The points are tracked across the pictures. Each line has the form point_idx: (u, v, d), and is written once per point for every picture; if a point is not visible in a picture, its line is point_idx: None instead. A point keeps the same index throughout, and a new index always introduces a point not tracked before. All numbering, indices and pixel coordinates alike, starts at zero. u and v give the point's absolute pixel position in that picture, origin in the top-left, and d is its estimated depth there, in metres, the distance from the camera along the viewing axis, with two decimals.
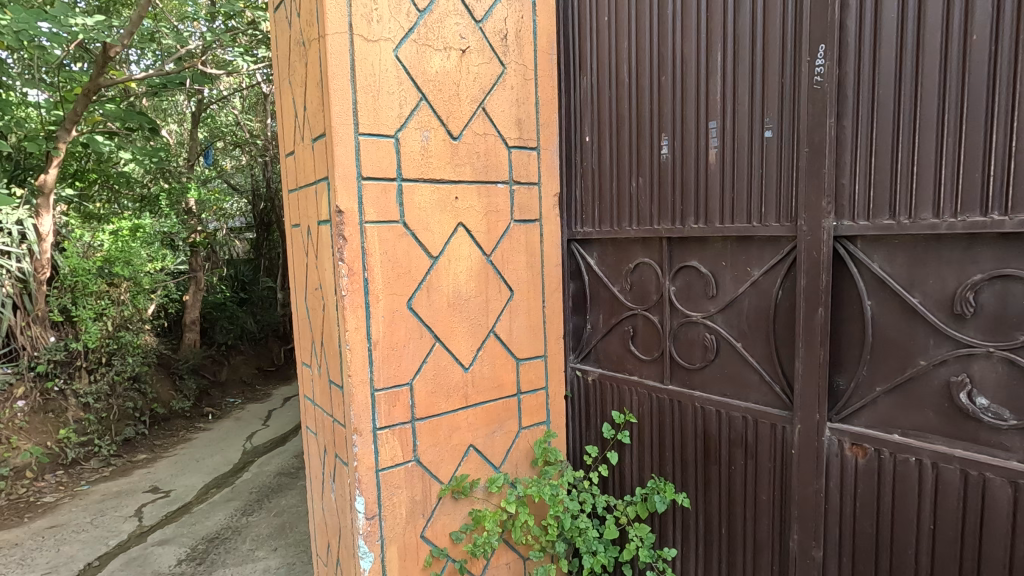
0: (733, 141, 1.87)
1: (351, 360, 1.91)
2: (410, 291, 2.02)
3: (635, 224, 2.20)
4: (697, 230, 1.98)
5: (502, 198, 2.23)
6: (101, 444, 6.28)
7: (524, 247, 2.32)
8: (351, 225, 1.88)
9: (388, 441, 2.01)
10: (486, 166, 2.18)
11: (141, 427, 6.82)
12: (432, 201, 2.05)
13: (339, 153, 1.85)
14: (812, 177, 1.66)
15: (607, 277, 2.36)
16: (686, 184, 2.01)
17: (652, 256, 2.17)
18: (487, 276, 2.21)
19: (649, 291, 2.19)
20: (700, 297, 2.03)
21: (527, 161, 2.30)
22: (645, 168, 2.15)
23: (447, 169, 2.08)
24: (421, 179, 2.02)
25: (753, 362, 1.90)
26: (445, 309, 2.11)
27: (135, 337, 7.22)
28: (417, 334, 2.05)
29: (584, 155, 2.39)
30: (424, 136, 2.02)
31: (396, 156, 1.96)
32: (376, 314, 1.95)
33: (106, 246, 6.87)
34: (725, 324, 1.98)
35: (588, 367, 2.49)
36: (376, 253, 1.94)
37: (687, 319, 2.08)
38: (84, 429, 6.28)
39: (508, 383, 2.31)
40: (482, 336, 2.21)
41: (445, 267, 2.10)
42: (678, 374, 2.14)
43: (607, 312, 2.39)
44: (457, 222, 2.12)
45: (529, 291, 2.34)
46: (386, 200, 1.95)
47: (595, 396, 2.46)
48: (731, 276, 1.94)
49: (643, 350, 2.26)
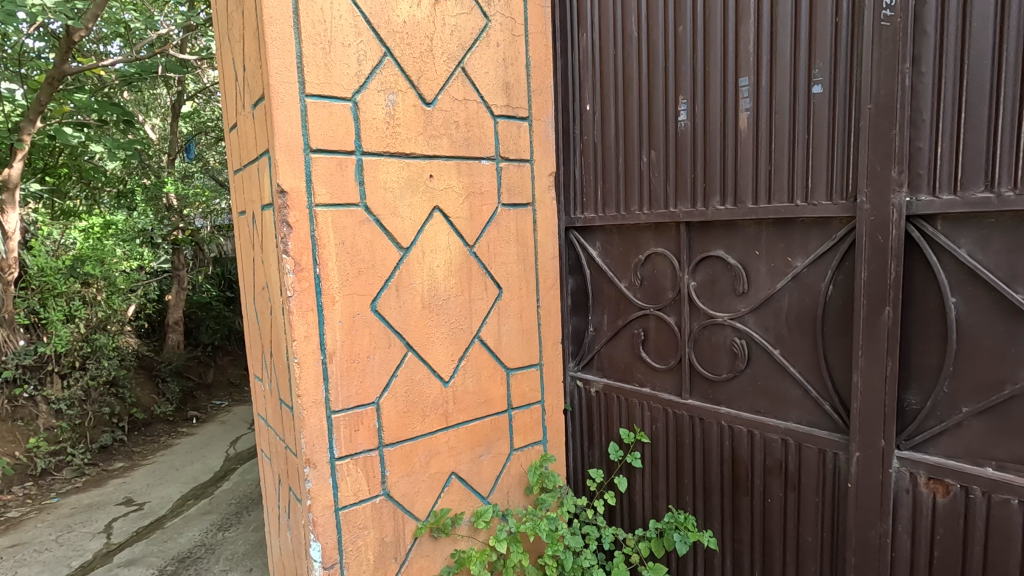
0: (770, 101, 1.51)
1: (300, 377, 1.55)
2: (375, 291, 1.66)
3: (647, 208, 1.84)
4: (724, 213, 1.63)
5: (487, 177, 1.87)
6: (74, 453, 5.88)
7: (515, 236, 1.96)
8: (298, 210, 1.52)
9: (349, 473, 1.65)
10: (467, 139, 1.81)
11: (119, 433, 6.41)
12: (401, 179, 1.68)
13: (279, 120, 1.47)
14: (877, 140, 1.30)
15: (612, 271, 2.01)
16: (710, 157, 1.65)
17: (667, 245, 1.81)
18: (470, 271, 1.85)
19: (664, 287, 1.84)
20: (727, 294, 1.68)
21: (516, 134, 1.93)
22: (658, 140, 1.79)
23: (419, 142, 1.71)
24: (386, 152, 1.65)
25: (795, 374, 1.55)
26: (419, 312, 1.75)
27: (112, 339, 6.80)
28: (385, 342, 1.68)
29: (585, 127, 2.03)
30: (389, 99, 1.65)
31: (354, 124, 1.59)
32: (332, 320, 1.59)
33: (78, 245, 6.57)
34: (758, 327, 1.63)
35: (591, 376, 2.13)
36: (331, 243, 1.57)
37: (710, 320, 1.72)
38: (56, 437, 5.88)
39: (497, 398, 1.95)
40: (465, 343, 1.85)
41: (418, 261, 1.74)
42: (700, 387, 1.79)
43: (613, 312, 2.04)
44: (432, 206, 1.75)
45: (521, 288, 1.98)
46: (342, 178, 1.58)
47: (600, 411, 2.10)
48: (767, 268, 1.59)
49: (657, 357, 1.90)
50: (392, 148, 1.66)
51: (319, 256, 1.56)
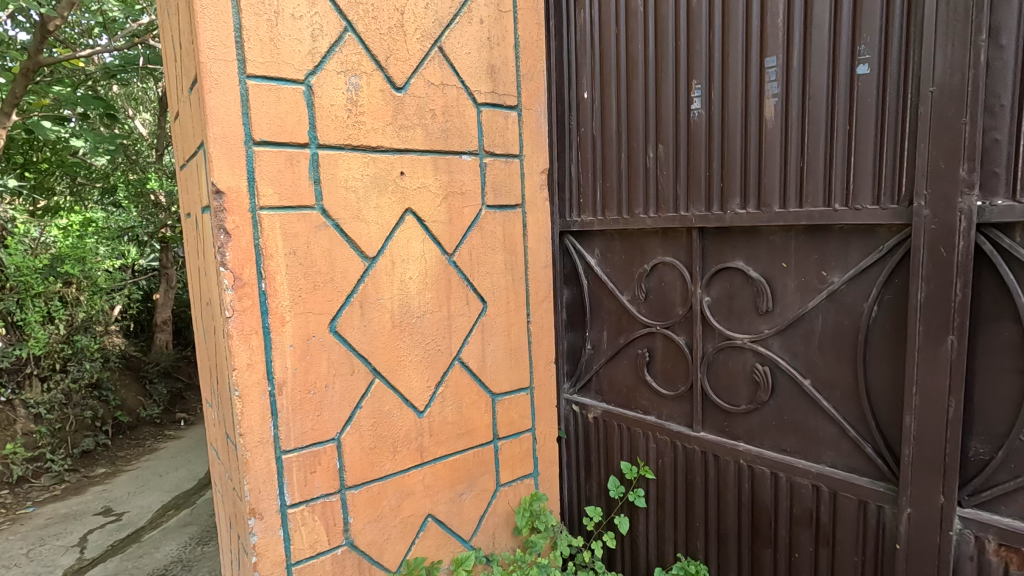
0: (803, 85, 1.26)
1: (242, 413, 1.30)
2: (335, 308, 1.41)
3: (653, 211, 1.59)
4: (745, 218, 1.38)
5: (469, 175, 1.62)
6: (54, 459, 5.44)
7: (502, 243, 1.71)
8: (239, 213, 1.27)
9: (304, 523, 1.41)
10: (445, 131, 1.56)
11: (102, 437, 5.96)
12: (365, 177, 1.43)
13: (213, 105, 1.22)
14: (941, 131, 1.06)
15: (613, 282, 1.76)
16: (729, 153, 1.40)
17: (677, 254, 1.57)
18: (449, 283, 1.60)
19: (673, 302, 1.59)
20: (747, 313, 1.44)
21: (503, 125, 1.68)
22: (667, 133, 1.54)
23: (387, 134, 1.46)
24: (347, 144, 1.40)
25: (829, 409, 1.31)
26: (388, 332, 1.50)
27: (94, 340, 6.46)
28: (347, 368, 1.44)
29: (583, 118, 1.77)
30: (351, 83, 1.40)
31: (308, 112, 1.34)
32: (282, 344, 1.34)
33: (59, 245, 6.40)
34: (784, 352, 1.39)
35: (588, 400, 1.89)
36: (279, 253, 1.33)
37: (728, 342, 1.48)
38: (35, 442, 5.43)
39: (481, 428, 1.70)
40: (443, 366, 1.61)
41: (387, 272, 1.49)
42: (714, 418, 1.55)
43: (613, 329, 1.79)
44: (404, 208, 1.50)
45: (509, 302, 1.74)
46: (293, 176, 1.33)
47: (598, 440, 1.86)
48: (795, 284, 1.35)
49: (664, 382, 1.66)
50: (355, 140, 1.41)
51: (265, 268, 1.31)
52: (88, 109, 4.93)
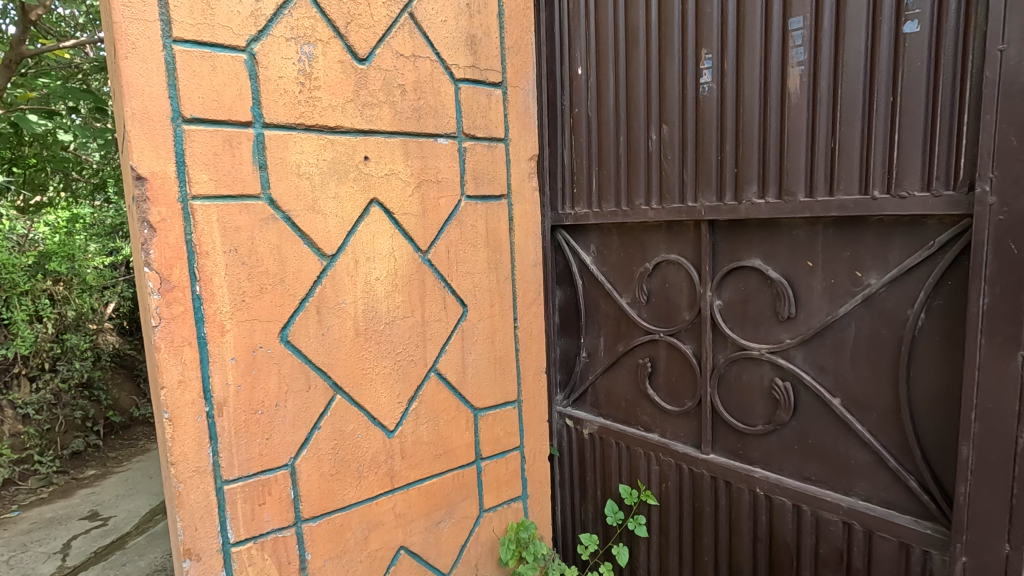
0: (836, 50, 1.06)
1: (173, 439, 1.11)
2: (287, 314, 1.21)
3: (655, 202, 1.39)
4: (763, 209, 1.19)
5: (446, 161, 1.42)
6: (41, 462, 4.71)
7: (485, 238, 1.51)
8: (167, 204, 1.08)
9: (251, 563, 1.22)
10: (417, 110, 1.36)
11: (94, 437, 5.25)
12: (321, 162, 1.23)
13: (130, 75, 1.02)
14: (1008, 101, 0.86)
15: (611, 283, 1.56)
16: (745, 133, 1.20)
17: (683, 251, 1.38)
18: (422, 285, 1.40)
19: (679, 307, 1.40)
20: (765, 319, 1.25)
21: (485, 105, 1.48)
22: (672, 112, 1.34)
23: (347, 113, 1.26)
24: (299, 124, 1.20)
25: (863, 434, 1.12)
26: (351, 341, 1.31)
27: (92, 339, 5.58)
28: (301, 383, 1.25)
29: (576, 97, 1.57)
30: (303, 51, 1.20)
31: (251, 84, 1.14)
32: (222, 356, 1.15)
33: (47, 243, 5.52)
34: (808, 366, 1.19)
35: (583, 415, 1.69)
36: (217, 251, 1.13)
37: (743, 353, 1.28)
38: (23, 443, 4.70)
39: (460, 448, 1.51)
40: (417, 378, 1.41)
41: (348, 272, 1.29)
42: (726, 439, 1.35)
43: (611, 335, 1.59)
44: (369, 198, 1.30)
45: (492, 306, 1.54)
46: (232, 160, 1.13)
47: (594, 459, 1.67)
48: (822, 286, 1.15)
49: (668, 397, 1.47)
50: (308, 120, 1.21)
51: (199, 269, 1.11)
52: (80, 104, 3.88)
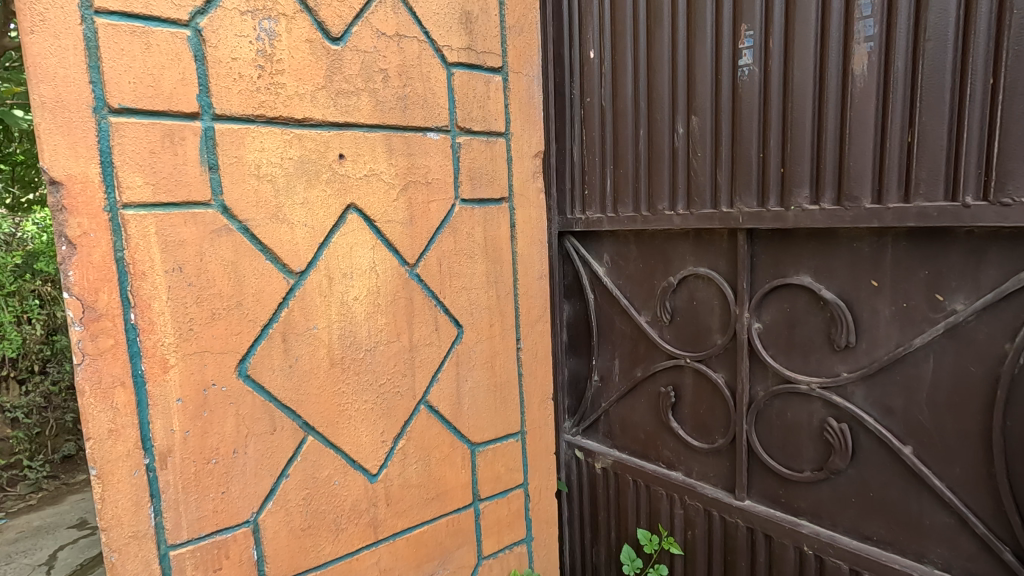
0: (915, 22, 0.86)
1: (103, 500, 0.91)
2: (245, 343, 1.02)
3: (682, 207, 1.19)
4: (815, 216, 0.99)
5: (437, 159, 1.22)
6: (34, 467, 3.94)
7: (482, 248, 1.31)
8: (90, 214, 0.87)
9: None
10: (402, 99, 1.16)
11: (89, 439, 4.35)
12: (286, 161, 1.03)
13: (38, 54, 0.82)
14: None
15: (628, 298, 1.36)
16: (794, 125, 1.00)
17: (714, 265, 1.18)
18: (410, 304, 1.20)
19: (709, 329, 1.20)
20: (816, 348, 1.05)
21: (482, 93, 1.28)
22: (702, 101, 1.14)
23: (318, 102, 1.06)
24: (258, 115, 1.00)
25: (941, 492, 0.92)
26: (325, 372, 1.11)
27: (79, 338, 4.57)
28: (264, 425, 1.05)
29: (588, 84, 1.36)
30: (262, 28, 0.99)
31: (197, 67, 0.94)
32: (166, 398, 0.95)
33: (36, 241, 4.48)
34: (871, 406, 0.99)
35: (595, 446, 1.50)
36: (156, 270, 0.93)
37: (789, 387, 1.08)
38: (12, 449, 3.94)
39: (456, 489, 1.32)
40: (404, 413, 1.22)
41: (321, 291, 1.09)
42: (767, 484, 1.16)
43: (626, 357, 1.40)
44: (345, 203, 1.10)
45: (492, 326, 1.34)
46: (173, 159, 0.93)
47: (607, 497, 1.47)
48: (890, 311, 0.95)
49: (695, 431, 1.27)
50: (269, 110, 1.01)
51: (133, 292, 0.91)
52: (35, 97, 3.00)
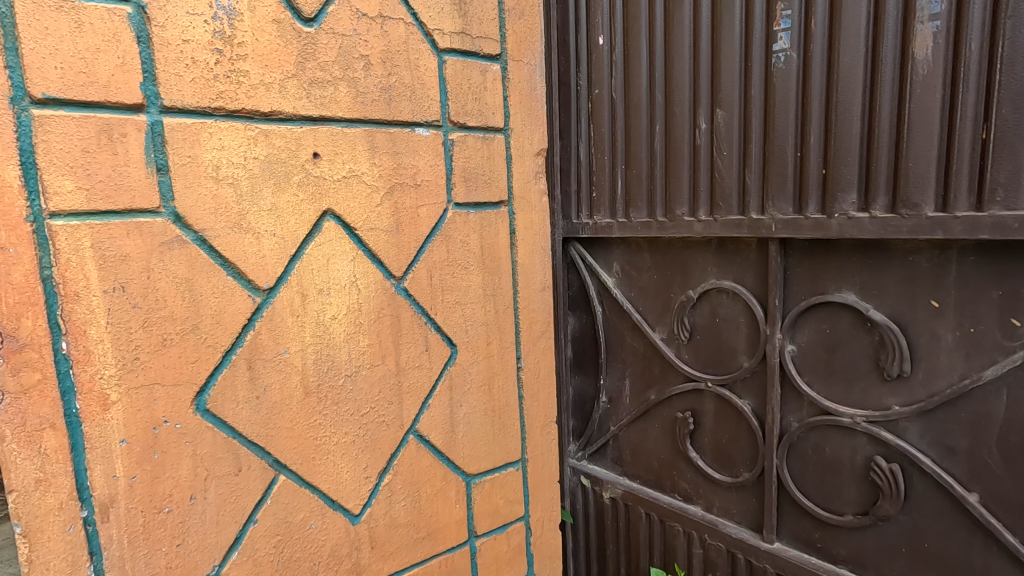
0: None
1: (31, 562, 0.77)
2: (203, 373, 0.87)
3: (704, 213, 1.06)
4: (864, 226, 0.85)
5: (427, 158, 1.08)
6: None
7: (479, 258, 1.17)
8: (9, 226, 0.73)
9: None
10: (387, 90, 1.01)
11: None
12: (250, 161, 0.89)
13: None
14: None
15: (641, 313, 1.22)
16: (840, 119, 0.86)
17: (740, 278, 1.04)
18: (396, 322, 1.06)
19: (734, 350, 1.07)
20: (860, 376, 0.91)
21: (478, 84, 1.14)
22: (729, 92, 1.00)
23: (287, 93, 0.91)
24: (216, 107, 0.85)
25: (1015, 550, 0.79)
26: (299, 403, 0.97)
27: None
28: (227, 465, 0.91)
29: (597, 74, 1.21)
30: (220, 5, 0.85)
31: (140, 50, 0.80)
32: (106, 439, 0.81)
33: None
34: (928, 446, 0.86)
35: (604, 474, 1.36)
36: (92, 290, 0.78)
37: (829, 419, 0.95)
38: None
39: (449, 526, 1.18)
40: (391, 444, 1.08)
41: (293, 311, 0.95)
42: (801, 526, 1.03)
43: (638, 378, 1.26)
44: (321, 210, 0.96)
45: (489, 344, 1.20)
46: (111, 159, 0.79)
47: (617, 530, 1.34)
48: (954, 337, 0.82)
49: (716, 462, 1.14)
50: (229, 102, 0.86)
51: (65, 317, 0.77)
52: None
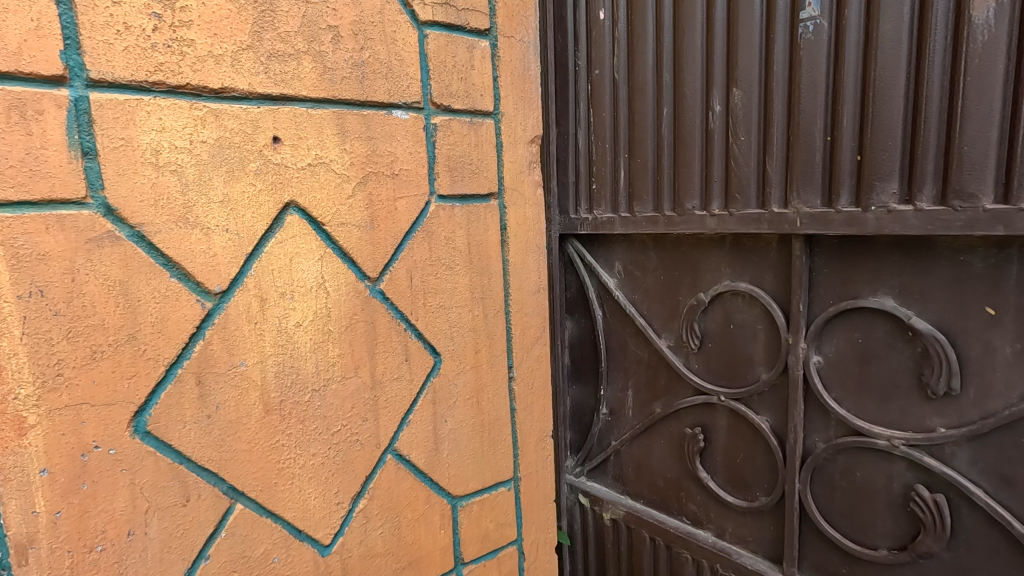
0: None
1: None
2: (142, 390, 0.76)
3: (718, 206, 0.94)
4: (908, 220, 0.74)
5: (406, 145, 0.96)
6: None
7: (466, 256, 1.05)
8: None
9: None
10: (359, 66, 0.90)
11: None
12: (198, 145, 0.77)
13: None
14: None
15: (645, 318, 1.11)
16: (879, 96, 0.75)
17: (759, 280, 0.93)
18: (371, 329, 0.94)
19: (751, 360, 0.95)
20: (899, 393, 0.80)
21: (465, 62, 1.02)
22: (748, 68, 0.88)
23: (241, 67, 0.79)
24: (155, 82, 0.74)
25: None
26: (258, 422, 0.85)
27: None
28: (173, 495, 0.79)
29: (597, 53, 1.09)
30: None
31: (60, 12, 0.68)
32: (23, 470, 0.69)
33: None
34: (979, 474, 0.75)
35: (604, 492, 1.25)
36: (3, 295, 0.67)
37: (862, 441, 0.83)
38: None
39: (434, 554, 1.06)
40: (366, 466, 0.96)
41: (250, 317, 0.83)
42: (827, 560, 0.91)
43: (643, 388, 1.14)
44: (282, 202, 0.84)
45: (477, 352, 1.09)
46: (25, 141, 0.67)
47: (619, 555, 1.22)
48: (1012, 350, 0.71)
49: (729, 484, 1.02)
50: (170, 76, 0.74)
51: None
52: None
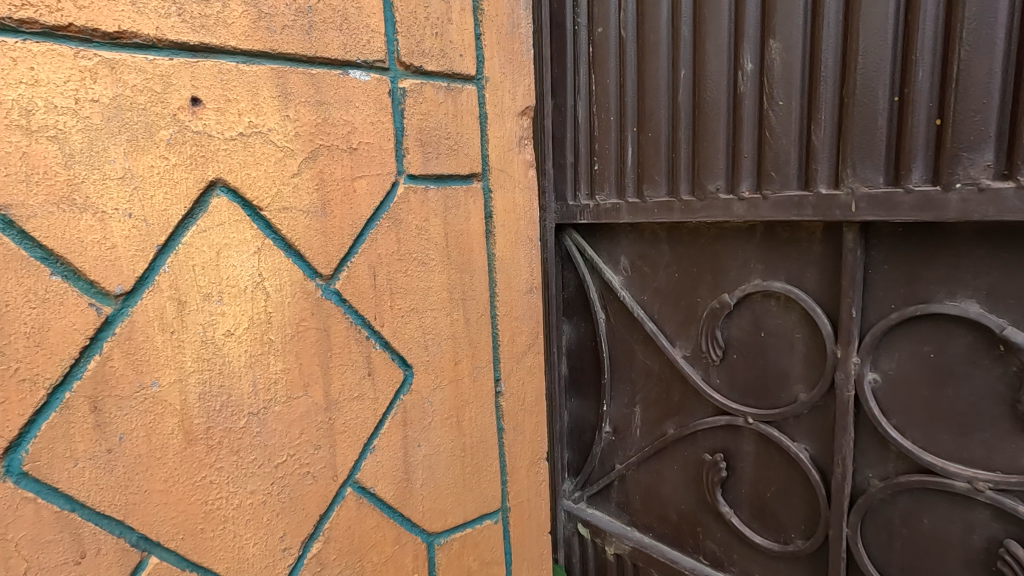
0: None
1: None
2: (14, 421, 0.59)
3: (750, 188, 0.78)
4: (1004, 202, 0.60)
5: (365, 113, 0.78)
6: None
7: (443, 249, 0.88)
8: None
9: None
10: (306, 13, 0.72)
11: None
12: (84, 104, 0.60)
13: None
14: None
15: (657, 323, 0.93)
16: (967, 45, 0.61)
17: (801, 281, 0.77)
18: (324, 337, 0.77)
19: (787, 376, 0.80)
20: (983, 423, 0.67)
21: (439, 14, 0.84)
22: (789, 17, 0.72)
23: (145, 6, 0.62)
24: (22, 20, 0.56)
25: None
26: (176, 455, 0.68)
27: None
28: (63, 552, 0.63)
29: (600, 8, 0.92)
30: None
31: None
32: None
33: None
34: None
35: (608, 523, 1.08)
36: None
37: (936, 482, 0.70)
38: None
39: None
40: (319, 503, 0.79)
41: (164, 325, 0.66)
42: None
43: (653, 405, 0.97)
44: (205, 180, 0.67)
45: (457, 364, 0.92)
46: None
47: None
48: None
49: (759, 521, 0.86)
50: (45, 12, 0.57)
51: None
52: None
